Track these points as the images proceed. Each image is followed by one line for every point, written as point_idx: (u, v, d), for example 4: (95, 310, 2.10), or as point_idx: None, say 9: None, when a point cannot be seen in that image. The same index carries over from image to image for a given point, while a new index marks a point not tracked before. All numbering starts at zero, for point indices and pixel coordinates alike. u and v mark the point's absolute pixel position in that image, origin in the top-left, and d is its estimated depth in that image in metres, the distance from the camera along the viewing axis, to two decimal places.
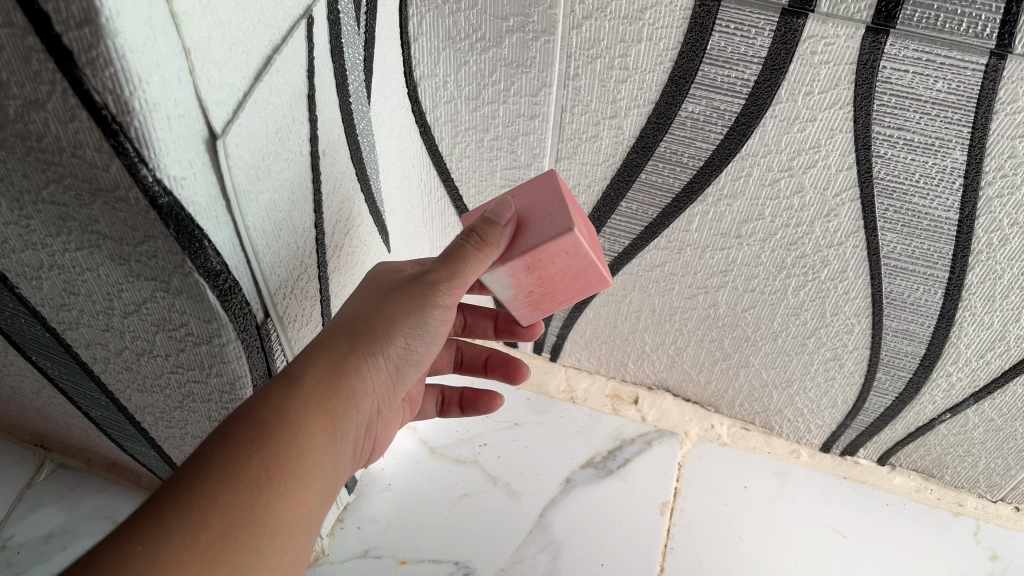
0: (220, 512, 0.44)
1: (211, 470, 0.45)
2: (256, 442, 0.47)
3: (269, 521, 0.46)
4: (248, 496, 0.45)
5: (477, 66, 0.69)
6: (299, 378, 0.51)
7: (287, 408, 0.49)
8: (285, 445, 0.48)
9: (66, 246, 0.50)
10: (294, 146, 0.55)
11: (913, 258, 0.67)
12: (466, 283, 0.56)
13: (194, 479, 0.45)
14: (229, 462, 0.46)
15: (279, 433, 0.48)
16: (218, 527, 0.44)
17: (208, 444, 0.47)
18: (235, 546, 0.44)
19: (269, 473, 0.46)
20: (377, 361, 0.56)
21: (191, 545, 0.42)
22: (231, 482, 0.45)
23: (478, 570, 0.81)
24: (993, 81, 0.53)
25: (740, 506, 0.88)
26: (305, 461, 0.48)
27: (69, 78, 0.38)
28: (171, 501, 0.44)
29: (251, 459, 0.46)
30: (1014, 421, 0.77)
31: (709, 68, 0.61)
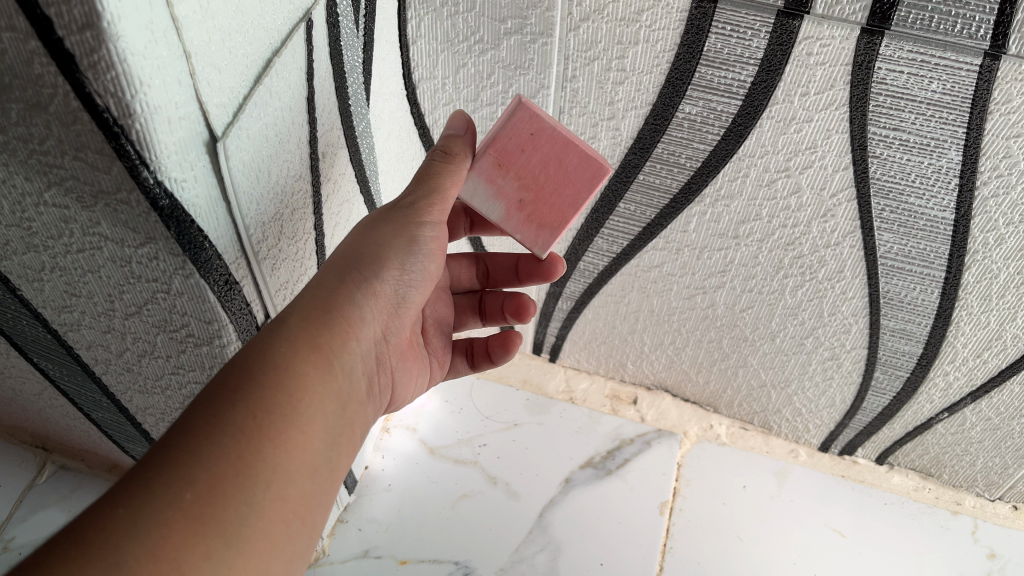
0: (207, 464, 0.42)
1: (196, 427, 0.43)
2: (242, 389, 0.45)
3: (262, 465, 0.44)
4: (236, 444, 0.43)
5: (476, 68, 0.69)
6: (285, 322, 0.50)
7: (271, 350, 0.47)
8: (272, 389, 0.46)
9: (67, 248, 0.51)
10: (294, 148, 0.56)
11: (910, 258, 0.67)
12: (446, 200, 0.57)
13: (179, 439, 0.43)
14: (213, 414, 0.44)
15: (266, 375, 0.46)
16: (206, 481, 0.41)
17: (191, 405, 0.45)
18: (227, 497, 0.41)
19: (258, 418, 0.44)
20: (371, 291, 0.54)
21: (179, 502, 0.40)
22: (217, 435, 0.43)
23: (478, 570, 0.81)
24: (987, 82, 0.53)
25: (739, 506, 0.88)
26: (296, 401, 0.47)
27: (70, 81, 0.38)
28: (154, 461, 0.41)
29: (237, 408, 0.44)
30: (1011, 420, 0.77)
31: (707, 69, 0.61)
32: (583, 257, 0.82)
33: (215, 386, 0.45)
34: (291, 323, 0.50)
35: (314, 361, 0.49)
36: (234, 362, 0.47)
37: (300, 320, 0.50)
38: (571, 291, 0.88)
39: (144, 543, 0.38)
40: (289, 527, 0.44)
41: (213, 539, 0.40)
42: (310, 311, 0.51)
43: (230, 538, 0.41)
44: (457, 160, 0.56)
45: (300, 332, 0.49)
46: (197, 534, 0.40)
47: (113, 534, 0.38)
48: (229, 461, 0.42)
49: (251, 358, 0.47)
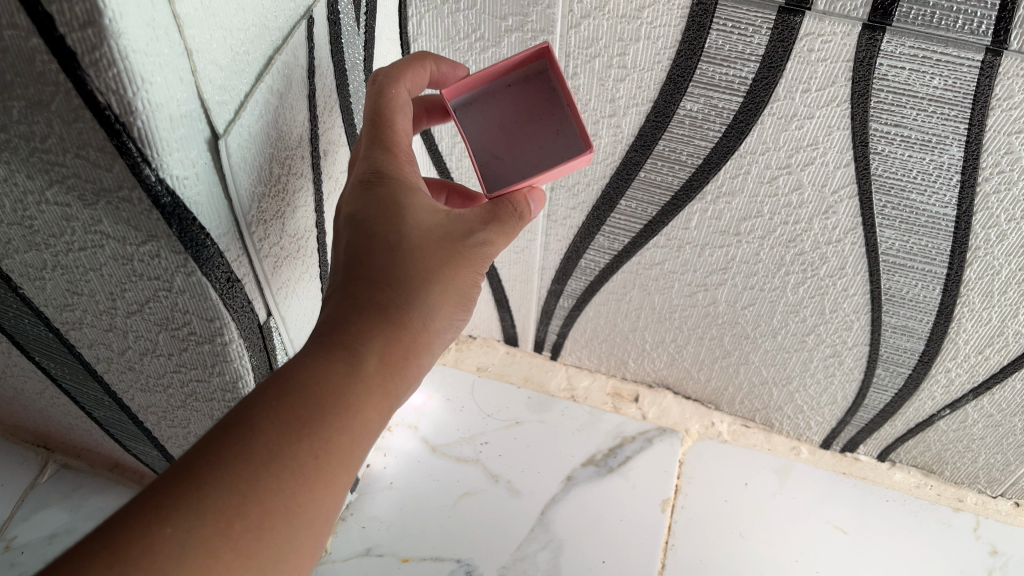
0: (262, 498, 0.38)
1: (253, 449, 0.39)
2: (310, 420, 0.40)
3: (311, 508, 0.40)
4: (293, 485, 0.39)
5: (476, 66, 0.69)
6: (362, 342, 0.44)
7: (346, 387, 0.42)
8: (340, 430, 0.41)
9: (69, 246, 0.51)
10: (295, 145, 0.56)
11: (911, 255, 0.67)
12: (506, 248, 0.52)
13: (233, 456, 0.38)
14: (275, 444, 0.39)
15: (336, 412, 0.41)
16: (257, 514, 0.38)
17: (249, 407, 0.40)
18: (274, 534, 0.38)
19: (320, 460, 0.40)
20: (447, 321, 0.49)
21: (225, 531, 0.37)
22: (276, 466, 0.39)
23: (479, 569, 0.81)
24: (989, 77, 0.53)
25: (740, 503, 0.89)
26: (359, 440, 0.42)
27: (72, 78, 0.38)
28: (206, 476, 0.37)
29: (299, 443, 0.40)
30: (1013, 416, 0.77)
31: (707, 66, 0.61)
32: (584, 255, 0.82)
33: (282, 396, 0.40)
34: (367, 356, 0.43)
35: (381, 403, 0.44)
36: (305, 381, 0.41)
37: (379, 353, 0.44)
38: (572, 289, 0.88)
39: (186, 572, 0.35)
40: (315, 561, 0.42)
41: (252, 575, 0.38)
42: (390, 341, 0.45)
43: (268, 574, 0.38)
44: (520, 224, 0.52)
45: (376, 374, 0.43)
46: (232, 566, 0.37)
47: (158, 560, 0.35)
48: (280, 496, 0.39)
49: (321, 383, 0.41)
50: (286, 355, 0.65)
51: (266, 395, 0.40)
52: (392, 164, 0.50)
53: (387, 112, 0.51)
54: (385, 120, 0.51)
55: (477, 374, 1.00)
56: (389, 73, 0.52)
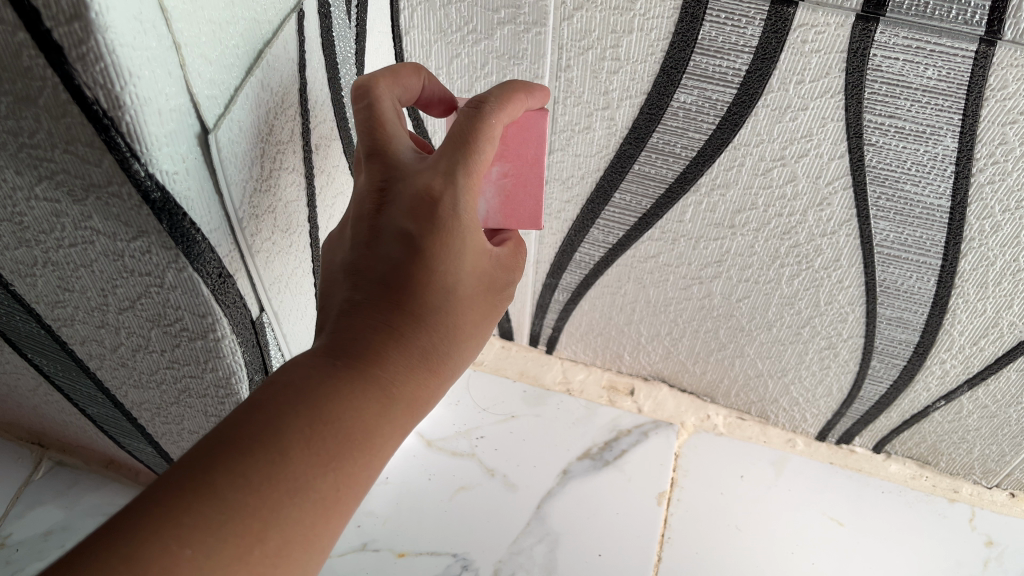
0: (283, 527, 0.37)
1: (280, 476, 0.38)
2: (337, 452, 0.40)
3: (323, 539, 0.39)
4: (313, 516, 0.39)
5: (469, 58, 0.69)
6: (391, 375, 0.43)
7: (373, 426, 0.41)
8: (361, 467, 0.41)
9: (59, 242, 0.50)
10: (287, 140, 0.55)
11: (906, 246, 0.67)
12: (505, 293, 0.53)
13: (261, 478, 0.37)
14: (303, 476, 0.38)
15: (361, 450, 0.41)
16: (276, 541, 0.37)
17: (281, 428, 0.39)
18: (288, 559, 0.38)
19: (339, 493, 0.40)
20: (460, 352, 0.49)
21: (243, 556, 0.36)
22: (301, 497, 0.38)
23: (475, 562, 0.81)
24: (983, 68, 0.53)
25: (736, 494, 0.89)
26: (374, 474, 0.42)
27: (59, 73, 0.38)
28: (232, 497, 0.36)
29: (323, 477, 0.39)
30: (1008, 407, 0.77)
31: (701, 58, 0.61)
32: (579, 248, 0.82)
33: (315, 424, 0.40)
34: (394, 397, 0.43)
35: (396, 441, 0.43)
36: (338, 414, 0.40)
37: (406, 392, 0.44)
38: (567, 282, 0.87)
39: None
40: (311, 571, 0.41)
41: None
42: (415, 379, 0.44)
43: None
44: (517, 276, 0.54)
45: (400, 414, 0.43)
46: None
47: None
48: (297, 526, 0.38)
49: (354, 419, 0.41)
50: (280, 351, 0.65)
51: (297, 420, 0.39)
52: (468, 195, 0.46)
53: (480, 143, 0.47)
54: (474, 151, 0.47)
55: (472, 368, 0.99)
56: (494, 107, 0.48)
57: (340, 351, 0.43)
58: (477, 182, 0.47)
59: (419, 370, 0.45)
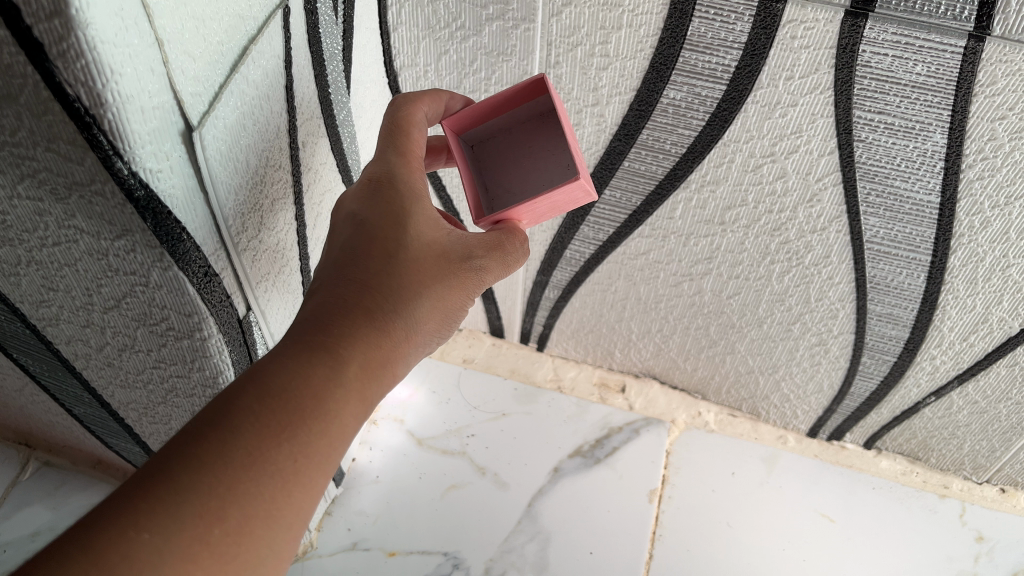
0: (243, 502, 0.36)
1: (233, 454, 0.36)
2: (289, 424, 0.38)
3: (289, 516, 0.38)
4: (273, 490, 0.37)
5: (458, 55, 0.68)
6: (343, 345, 0.42)
7: (327, 392, 0.40)
8: (319, 434, 0.39)
9: (43, 241, 0.50)
10: (273, 138, 0.55)
11: (896, 242, 0.67)
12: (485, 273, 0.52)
13: (212, 457, 0.36)
14: (256, 449, 0.37)
15: (316, 415, 0.39)
16: (237, 520, 0.35)
17: (227, 405, 0.38)
18: (251, 540, 0.36)
19: (299, 466, 0.38)
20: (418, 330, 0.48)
21: (205, 537, 0.34)
22: (259, 472, 0.37)
23: (466, 562, 0.81)
24: (972, 63, 0.53)
25: (728, 491, 0.89)
26: (339, 447, 0.40)
27: (40, 69, 0.38)
28: (187, 478, 0.35)
29: (279, 450, 0.37)
30: (997, 403, 0.77)
31: (690, 53, 0.60)
32: (569, 245, 0.82)
33: (264, 397, 0.38)
34: (348, 361, 0.41)
35: (360, 409, 0.42)
36: (287, 383, 0.39)
37: (362, 357, 0.42)
38: (558, 280, 0.87)
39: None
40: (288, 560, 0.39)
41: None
42: (371, 346, 0.43)
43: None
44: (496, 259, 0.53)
45: (356, 377, 0.42)
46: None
47: (137, 565, 0.32)
48: (257, 503, 0.36)
49: (306, 387, 0.39)
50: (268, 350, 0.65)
51: (246, 395, 0.38)
52: (407, 171, 0.51)
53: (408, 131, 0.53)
54: (403, 137, 0.52)
55: (462, 366, 0.99)
56: (409, 96, 0.55)
57: (291, 331, 0.43)
58: (412, 163, 0.52)
59: (375, 334, 0.44)
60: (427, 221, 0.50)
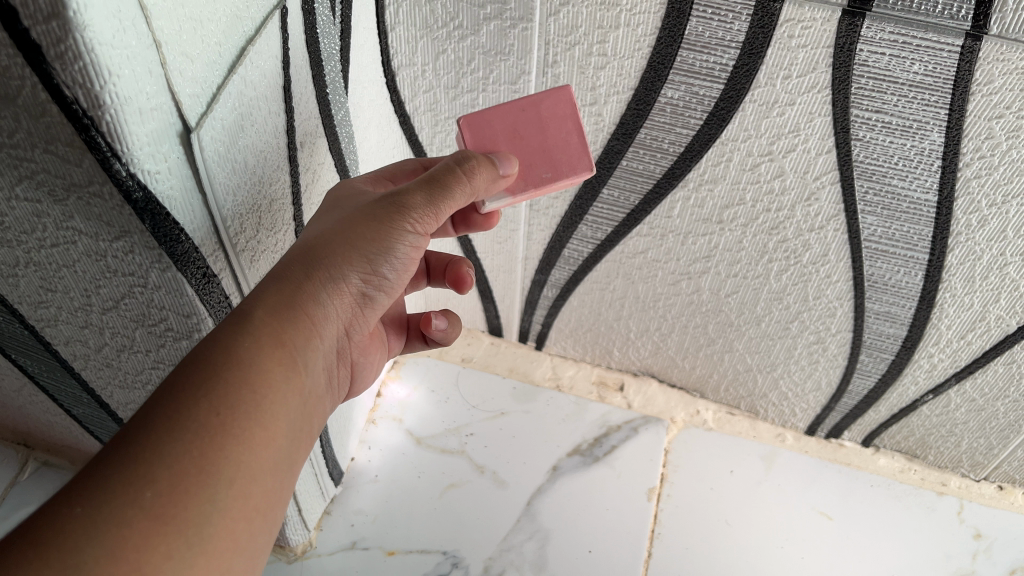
0: (168, 461, 0.39)
1: (156, 421, 0.40)
2: (206, 385, 0.42)
3: (222, 470, 0.41)
4: (200, 447, 0.40)
5: (455, 55, 0.68)
6: (257, 314, 0.46)
7: (235, 347, 0.44)
8: (237, 388, 0.43)
9: (41, 242, 0.50)
10: (271, 138, 0.55)
11: (893, 241, 0.67)
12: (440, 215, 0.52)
13: (137, 431, 0.40)
14: (173, 413, 0.41)
15: (229, 371, 0.43)
16: (167, 482, 0.39)
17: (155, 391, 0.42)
18: (190, 499, 0.39)
19: (221, 420, 0.42)
20: (341, 290, 0.50)
21: (138, 501, 0.38)
22: (180, 433, 0.40)
23: (466, 560, 0.81)
24: (969, 63, 0.53)
25: (727, 489, 0.89)
26: (261, 398, 0.44)
27: (38, 72, 0.38)
28: (114, 457, 0.39)
29: (198, 408, 0.41)
30: (996, 401, 0.77)
31: (688, 53, 0.60)
32: (568, 244, 0.82)
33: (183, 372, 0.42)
34: (259, 320, 0.46)
35: (279, 362, 0.46)
36: (200, 355, 0.43)
37: (273, 320, 0.46)
38: (556, 279, 0.87)
39: (101, 544, 0.36)
40: (250, 525, 0.42)
41: (172, 539, 0.38)
42: (282, 309, 0.47)
43: (190, 538, 0.39)
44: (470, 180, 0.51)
45: (268, 330, 0.46)
46: (156, 535, 0.38)
47: (72, 535, 0.36)
48: (192, 459, 0.40)
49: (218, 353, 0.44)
50: None
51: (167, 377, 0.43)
52: None
53: None
54: None
55: (461, 366, 0.99)
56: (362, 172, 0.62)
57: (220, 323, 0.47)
58: None
59: (289, 290, 0.48)
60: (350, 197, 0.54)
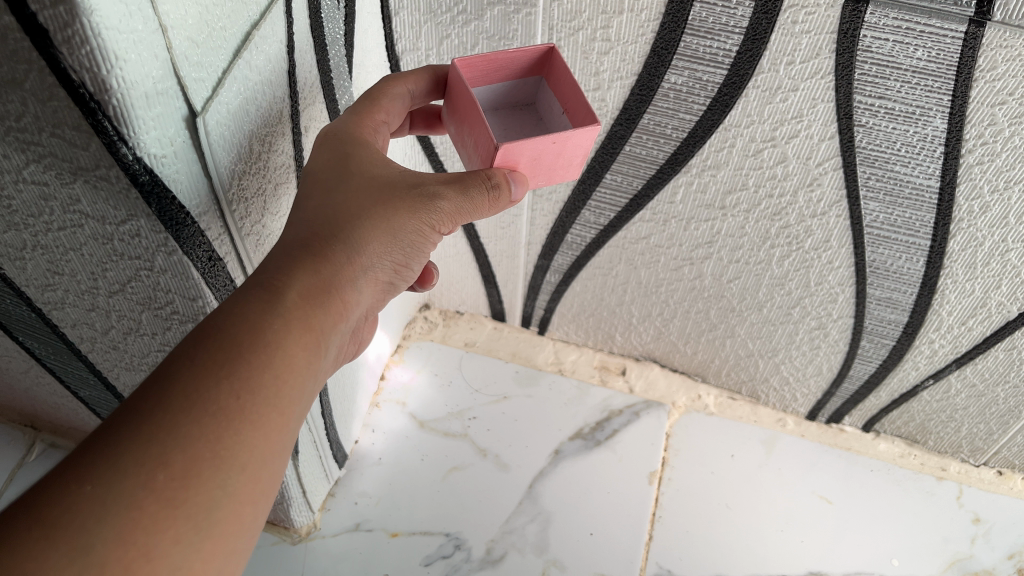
0: (184, 441, 0.36)
1: (171, 392, 0.37)
2: (227, 361, 0.39)
3: (239, 454, 0.38)
4: (217, 427, 0.37)
5: (459, 39, 0.69)
6: (281, 289, 0.43)
7: (260, 322, 0.41)
8: (260, 366, 0.40)
9: (48, 226, 0.51)
10: (275, 122, 0.55)
11: (895, 227, 0.67)
12: (460, 216, 0.51)
13: (152, 404, 0.37)
14: (192, 387, 0.38)
15: (252, 348, 0.40)
16: (182, 464, 0.36)
17: (166, 360, 0.39)
18: (205, 483, 0.36)
19: (242, 401, 0.39)
20: (364, 272, 0.48)
21: (150, 483, 0.35)
22: (198, 411, 0.37)
23: (468, 542, 0.82)
24: (973, 49, 0.53)
25: (727, 473, 0.89)
26: (284, 379, 0.41)
27: (45, 56, 0.38)
28: (126, 431, 0.36)
29: (218, 386, 0.38)
30: (996, 386, 0.78)
31: (691, 38, 0.60)
32: (570, 229, 0.82)
33: (205, 341, 0.40)
34: (286, 296, 0.43)
35: (305, 342, 0.43)
36: (222, 326, 0.40)
37: (298, 295, 0.43)
38: (559, 264, 0.88)
39: (111, 527, 0.33)
40: (259, 509, 0.39)
41: (185, 524, 0.35)
42: (309, 285, 0.44)
43: (200, 524, 0.36)
44: (496, 201, 0.52)
45: (295, 309, 0.43)
46: (166, 521, 0.35)
47: (78, 516, 0.33)
48: (207, 443, 0.37)
49: (241, 326, 0.41)
50: None
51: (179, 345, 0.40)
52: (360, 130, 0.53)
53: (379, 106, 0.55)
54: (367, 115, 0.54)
55: (464, 350, 1.00)
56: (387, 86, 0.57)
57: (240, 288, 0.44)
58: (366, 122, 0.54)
59: (311, 267, 0.45)
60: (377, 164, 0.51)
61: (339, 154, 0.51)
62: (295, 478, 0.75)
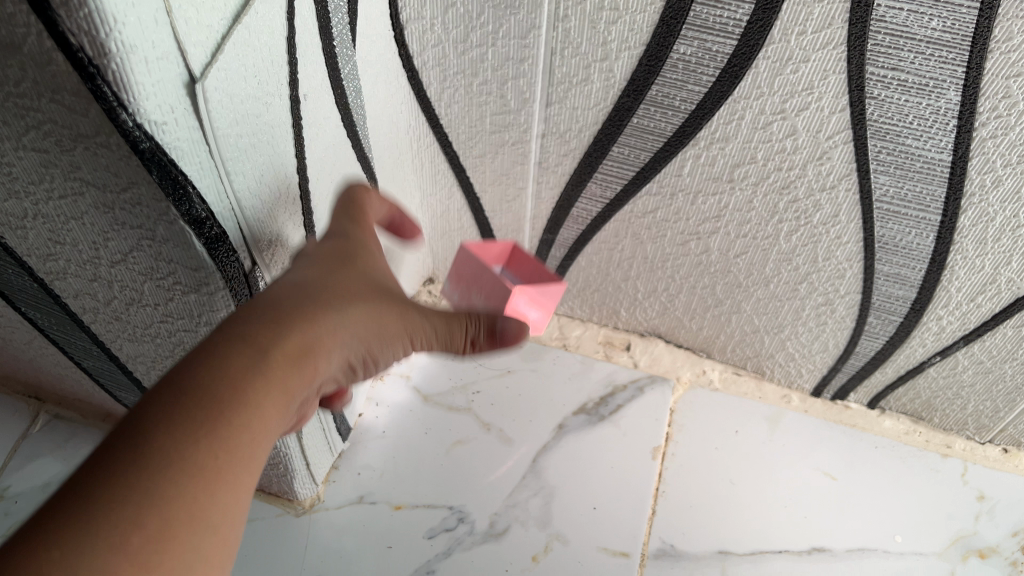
0: (181, 467, 0.35)
1: (169, 419, 0.36)
2: (219, 399, 0.38)
3: (229, 492, 0.37)
4: (210, 462, 0.36)
5: (464, 8, 0.67)
6: (265, 337, 0.42)
7: (250, 364, 0.40)
8: (252, 403, 0.39)
9: (48, 194, 0.50)
10: (275, 90, 0.54)
11: (905, 201, 0.67)
12: (426, 330, 0.51)
13: (149, 427, 0.35)
14: (189, 413, 0.36)
15: (246, 384, 0.39)
16: (177, 495, 0.34)
17: (155, 389, 0.37)
18: (197, 517, 0.35)
19: (235, 439, 0.37)
20: (342, 356, 0.46)
21: (144, 506, 0.33)
22: (192, 441, 0.36)
23: (471, 515, 0.82)
24: (988, 19, 0.52)
25: (731, 449, 0.89)
26: (268, 417, 0.40)
27: (43, 18, 0.37)
28: (119, 460, 0.34)
29: (212, 414, 0.37)
30: (1003, 363, 0.77)
31: (701, 7, 0.60)
32: (576, 203, 0.81)
33: (197, 372, 0.38)
34: (263, 333, 0.42)
35: (290, 390, 0.42)
36: (215, 367, 0.39)
37: (285, 345, 0.42)
38: (564, 238, 0.87)
39: (104, 544, 0.32)
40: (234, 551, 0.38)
41: (175, 555, 0.34)
42: (291, 332, 0.43)
43: (190, 556, 0.34)
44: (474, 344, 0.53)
45: (280, 360, 0.41)
46: (158, 546, 0.33)
47: (72, 540, 0.31)
48: (222, 436, 0.37)
49: (232, 364, 0.39)
50: None
51: (168, 375, 0.38)
52: (359, 258, 0.52)
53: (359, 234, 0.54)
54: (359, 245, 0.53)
55: None
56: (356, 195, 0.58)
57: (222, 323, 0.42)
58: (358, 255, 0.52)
59: (295, 328, 0.43)
60: (360, 277, 0.50)
61: (336, 262, 0.50)
62: (299, 451, 0.75)
